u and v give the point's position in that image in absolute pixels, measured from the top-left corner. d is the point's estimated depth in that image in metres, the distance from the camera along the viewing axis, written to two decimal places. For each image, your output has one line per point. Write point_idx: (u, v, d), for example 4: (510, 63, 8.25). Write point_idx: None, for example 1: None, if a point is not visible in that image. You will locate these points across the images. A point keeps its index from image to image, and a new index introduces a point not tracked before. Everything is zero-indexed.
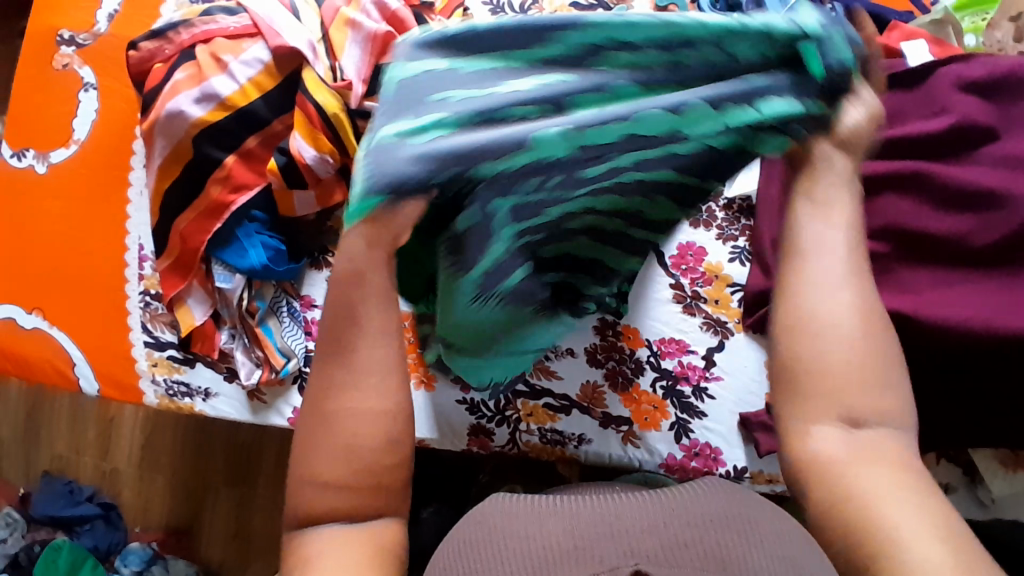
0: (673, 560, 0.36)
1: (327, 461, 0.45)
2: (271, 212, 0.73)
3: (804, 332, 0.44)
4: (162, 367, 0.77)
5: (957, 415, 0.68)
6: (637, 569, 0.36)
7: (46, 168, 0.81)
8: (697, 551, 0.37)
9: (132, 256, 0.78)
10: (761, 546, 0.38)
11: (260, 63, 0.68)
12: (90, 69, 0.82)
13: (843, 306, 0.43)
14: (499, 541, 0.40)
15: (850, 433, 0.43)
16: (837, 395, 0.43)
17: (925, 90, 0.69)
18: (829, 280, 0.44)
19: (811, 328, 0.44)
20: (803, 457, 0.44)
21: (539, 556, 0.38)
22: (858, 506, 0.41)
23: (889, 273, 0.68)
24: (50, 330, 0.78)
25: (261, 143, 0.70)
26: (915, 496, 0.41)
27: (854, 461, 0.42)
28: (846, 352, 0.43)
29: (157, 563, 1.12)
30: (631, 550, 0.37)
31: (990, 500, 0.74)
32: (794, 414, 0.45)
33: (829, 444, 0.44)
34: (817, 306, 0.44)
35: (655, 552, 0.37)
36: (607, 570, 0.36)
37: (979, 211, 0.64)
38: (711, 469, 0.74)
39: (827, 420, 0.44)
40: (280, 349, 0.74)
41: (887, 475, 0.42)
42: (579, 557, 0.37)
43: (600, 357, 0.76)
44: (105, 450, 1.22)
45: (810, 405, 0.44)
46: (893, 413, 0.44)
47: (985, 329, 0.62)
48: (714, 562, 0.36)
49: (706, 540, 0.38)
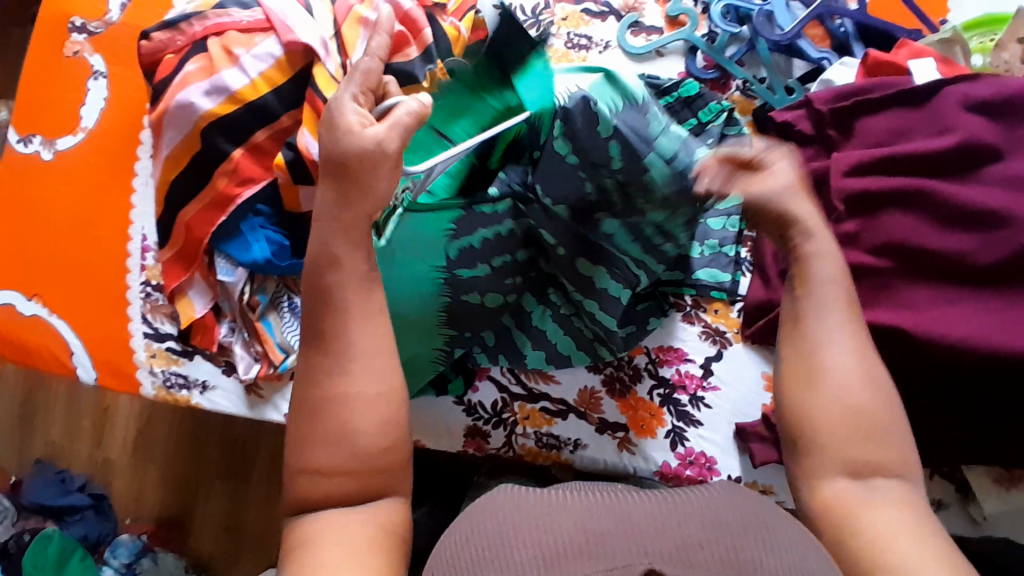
0: (687, 560, 0.37)
1: (337, 447, 0.49)
2: (275, 206, 0.72)
3: (813, 381, 0.52)
4: (160, 358, 0.76)
5: (958, 434, 0.68)
6: (650, 568, 0.36)
7: (53, 155, 0.81)
8: (711, 552, 0.37)
9: (134, 246, 0.78)
10: (774, 551, 0.38)
11: (272, 58, 0.69)
12: (100, 57, 0.82)
13: (842, 364, 0.52)
14: (506, 539, 0.39)
15: (859, 483, 0.50)
16: (846, 445, 0.50)
17: (932, 109, 0.70)
18: (828, 339, 0.53)
19: (817, 372, 0.52)
20: (821, 500, 0.50)
21: (549, 548, 0.38)
22: (876, 547, 0.46)
23: (893, 289, 0.68)
24: (49, 317, 0.78)
25: (270, 137, 0.70)
26: (925, 539, 0.46)
27: (867, 501, 0.49)
28: (851, 396, 0.51)
29: (146, 556, 1.13)
30: (645, 549, 0.37)
31: (983, 517, 0.73)
32: (801, 468, 0.52)
33: (839, 491, 0.50)
34: (826, 367, 0.52)
35: (668, 553, 0.37)
36: (620, 567, 0.36)
37: (983, 230, 0.65)
38: (705, 478, 0.73)
39: (834, 470, 0.50)
40: (278, 344, 0.73)
41: (901, 522, 0.47)
42: (591, 554, 0.37)
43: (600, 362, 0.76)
44: (98, 439, 1.22)
45: (819, 455, 0.51)
46: (893, 464, 0.50)
47: (984, 347, 0.63)
48: (728, 564, 0.37)
49: (720, 543, 0.38)
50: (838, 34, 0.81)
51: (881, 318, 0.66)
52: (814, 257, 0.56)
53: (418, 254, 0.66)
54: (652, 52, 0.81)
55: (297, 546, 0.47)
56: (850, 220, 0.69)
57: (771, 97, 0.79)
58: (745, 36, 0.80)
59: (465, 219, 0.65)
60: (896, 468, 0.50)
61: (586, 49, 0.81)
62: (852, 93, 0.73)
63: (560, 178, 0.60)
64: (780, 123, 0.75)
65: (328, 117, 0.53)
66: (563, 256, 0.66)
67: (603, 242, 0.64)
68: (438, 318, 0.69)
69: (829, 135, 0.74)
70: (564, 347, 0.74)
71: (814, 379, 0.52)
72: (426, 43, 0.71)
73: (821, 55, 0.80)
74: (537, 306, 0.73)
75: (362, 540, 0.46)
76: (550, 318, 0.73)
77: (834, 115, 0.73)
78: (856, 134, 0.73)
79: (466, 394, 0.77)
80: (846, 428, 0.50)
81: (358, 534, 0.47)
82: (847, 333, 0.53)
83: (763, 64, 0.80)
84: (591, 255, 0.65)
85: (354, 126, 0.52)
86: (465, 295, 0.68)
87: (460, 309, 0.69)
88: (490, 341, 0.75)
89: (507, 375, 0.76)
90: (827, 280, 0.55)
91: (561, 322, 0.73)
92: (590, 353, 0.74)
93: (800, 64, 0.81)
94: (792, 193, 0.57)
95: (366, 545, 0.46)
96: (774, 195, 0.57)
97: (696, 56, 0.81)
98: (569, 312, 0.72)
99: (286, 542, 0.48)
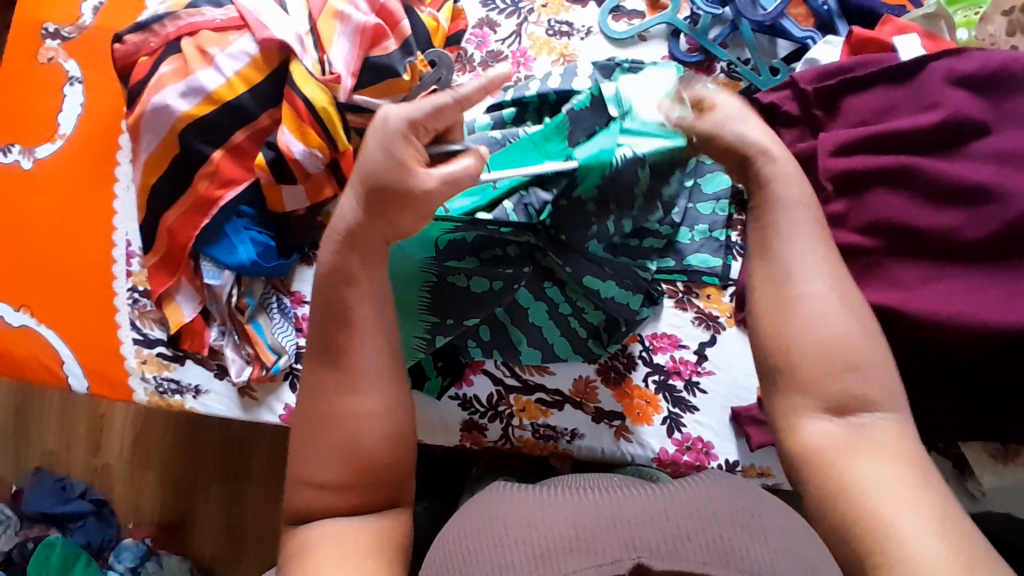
0: (676, 552, 0.37)
1: (331, 446, 0.49)
2: (259, 207, 0.72)
3: (791, 307, 0.51)
4: (151, 364, 0.76)
5: (952, 410, 0.68)
6: (639, 562, 0.36)
7: (33, 164, 0.80)
8: (700, 544, 0.37)
9: (119, 252, 0.77)
10: (766, 542, 0.38)
11: (247, 56, 0.68)
12: (75, 63, 0.81)
13: (815, 297, 0.51)
14: (496, 534, 0.40)
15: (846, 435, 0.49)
16: (832, 378, 0.50)
17: (918, 85, 0.69)
18: (802, 267, 0.52)
19: (794, 299, 0.51)
20: (805, 454, 0.49)
21: (541, 546, 0.38)
22: (862, 504, 0.46)
23: (883, 268, 0.67)
24: (37, 327, 0.77)
25: (249, 137, 0.69)
26: (914, 490, 0.46)
27: (852, 454, 0.48)
28: (835, 342, 0.50)
29: (151, 559, 1.13)
30: (634, 543, 0.37)
31: (981, 492, 0.74)
32: (785, 404, 0.51)
33: (822, 433, 0.49)
34: (802, 301, 0.51)
35: (659, 546, 0.37)
36: (610, 563, 0.36)
37: (971, 206, 0.65)
38: (702, 463, 0.74)
39: (817, 408, 0.50)
40: (270, 346, 0.72)
41: (892, 471, 0.47)
42: (580, 551, 0.37)
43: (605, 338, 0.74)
44: (96, 446, 1.22)
45: (806, 405, 0.50)
46: (877, 399, 0.50)
47: (976, 323, 0.63)
48: (717, 556, 0.37)
49: (709, 534, 0.38)
50: (821, 13, 0.80)
51: (872, 297, 0.66)
52: (782, 182, 0.54)
53: (421, 250, 0.67)
54: (634, 37, 0.80)
55: (295, 552, 0.48)
56: (838, 200, 0.69)
57: (755, 79, 0.78)
58: (728, 17, 0.79)
59: (469, 226, 0.64)
60: (883, 405, 0.50)
61: (567, 36, 0.80)
62: (838, 71, 0.72)
63: (576, 224, 0.64)
64: (767, 105, 0.75)
65: (384, 136, 0.50)
66: (565, 270, 0.69)
67: (606, 265, 0.69)
68: (421, 299, 0.69)
69: (815, 115, 0.73)
70: (560, 349, 0.74)
71: (789, 309, 0.51)
72: (404, 35, 0.70)
73: (805, 34, 0.78)
74: (533, 303, 0.73)
75: (357, 549, 0.46)
76: (551, 315, 0.73)
77: (819, 94, 0.73)
78: (842, 112, 0.72)
79: (443, 393, 0.76)
80: (822, 360, 0.50)
81: (353, 544, 0.47)
82: (823, 267, 0.52)
83: (745, 45, 0.80)
84: (596, 268, 0.68)
85: (411, 164, 0.50)
86: (450, 276, 0.68)
87: (448, 293, 0.69)
88: (485, 336, 0.75)
89: (501, 368, 0.76)
90: (789, 206, 0.53)
91: (556, 321, 0.73)
92: (585, 354, 0.74)
93: (784, 43, 0.81)
94: (739, 117, 0.55)
95: (362, 553, 0.46)
96: (720, 125, 0.55)
97: (679, 39, 0.80)
98: (566, 310, 0.73)
99: (285, 549, 0.49)
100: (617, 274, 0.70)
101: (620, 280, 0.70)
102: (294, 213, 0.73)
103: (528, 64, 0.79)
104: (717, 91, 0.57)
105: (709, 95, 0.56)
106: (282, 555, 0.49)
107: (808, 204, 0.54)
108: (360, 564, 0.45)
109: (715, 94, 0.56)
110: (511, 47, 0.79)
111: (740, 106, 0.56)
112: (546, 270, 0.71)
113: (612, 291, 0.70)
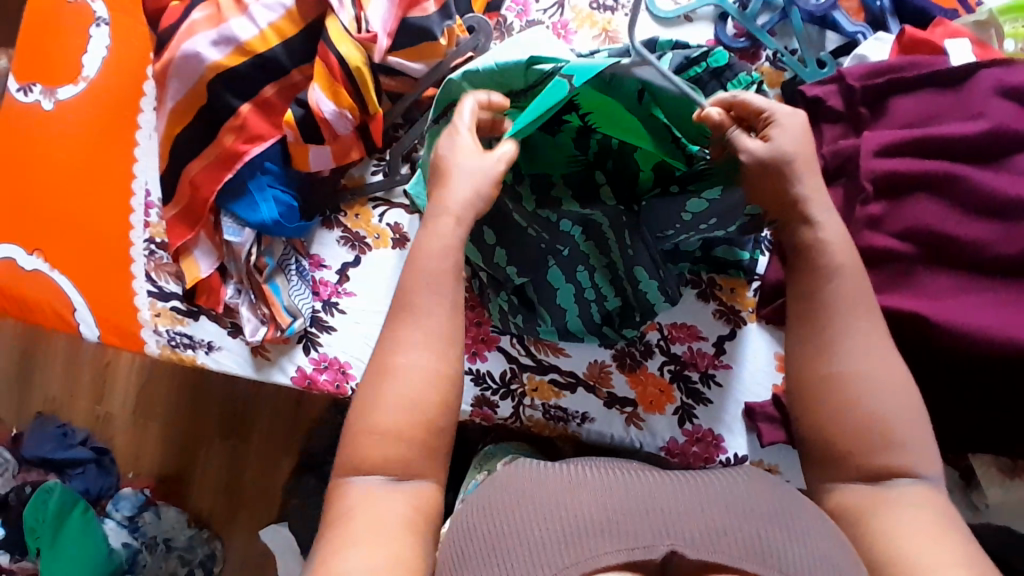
0: (711, 543, 0.41)
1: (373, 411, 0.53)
2: (284, 164, 0.71)
3: (834, 335, 0.55)
4: (165, 317, 0.74)
5: (974, 423, 0.67)
6: (672, 548, 0.41)
7: (53, 105, 0.78)
8: (734, 539, 0.42)
9: (138, 202, 0.76)
10: (807, 547, 0.43)
11: (282, 8, 0.67)
12: (102, 3, 0.79)
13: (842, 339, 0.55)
14: (533, 519, 0.44)
15: (875, 484, 0.52)
16: (873, 425, 0.52)
17: (965, 92, 0.68)
18: (847, 314, 0.56)
19: (835, 342, 0.55)
20: (847, 504, 0.52)
21: (575, 529, 0.42)
22: (893, 538, 0.49)
23: (913, 276, 0.66)
24: (50, 272, 0.76)
25: (278, 92, 0.68)
26: (950, 534, 0.49)
27: (887, 501, 0.51)
28: (867, 382, 0.53)
29: (149, 510, 1.15)
30: (667, 532, 0.42)
31: (983, 504, 0.73)
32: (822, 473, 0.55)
33: (857, 494, 0.52)
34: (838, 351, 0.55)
35: (692, 537, 0.41)
36: (643, 547, 0.41)
37: (1007, 219, 0.63)
38: (711, 455, 0.73)
39: (854, 471, 0.53)
40: (285, 308, 0.71)
41: (922, 519, 0.49)
42: (613, 532, 0.42)
43: (616, 322, 0.73)
44: (100, 394, 1.22)
45: (837, 449, 0.53)
46: (917, 464, 0.52)
47: (1004, 340, 0.61)
48: (754, 553, 0.41)
49: (744, 530, 0.42)
50: (873, 8, 0.77)
51: (901, 305, 0.65)
52: (821, 249, 0.57)
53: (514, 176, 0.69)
54: (680, 17, 0.78)
55: (340, 514, 0.51)
56: (876, 202, 0.67)
57: (801, 70, 0.76)
58: (778, 4, 0.77)
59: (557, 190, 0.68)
60: (916, 450, 0.52)
61: (612, 11, 0.77)
62: (885, 70, 0.70)
63: (661, 220, 0.65)
64: (811, 99, 0.72)
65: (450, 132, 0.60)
66: (617, 263, 0.70)
67: (665, 273, 0.68)
68: (484, 219, 0.69)
69: (860, 113, 0.71)
70: (576, 327, 0.72)
71: (824, 355, 0.55)
72: None
73: (856, 28, 0.76)
74: (563, 283, 0.71)
75: (405, 520, 0.50)
76: (582, 300, 0.72)
77: (865, 92, 0.70)
78: (887, 112, 0.70)
79: None
80: (863, 421, 0.53)
81: (402, 516, 0.50)
82: (854, 307, 0.56)
83: (794, 34, 0.77)
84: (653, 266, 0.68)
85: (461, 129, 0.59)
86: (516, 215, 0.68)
87: (508, 227, 0.69)
88: (514, 300, 0.73)
89: (516, 347, 0.75)
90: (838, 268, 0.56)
91: (581, 300, 0.71)
92: (600, 337, 0.73)
93: (833, 36, 0.78)
94: (805, 162, 0.58)
95: (410, 527, 0.50)
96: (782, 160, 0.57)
97: (726, 24, 0.77)
98: (589, 295, 0.72)
99: (331, 507, 0.52)
100: (671, 284, 0.69)
101: (665, 287, 0.69)
102: (318, 174, 0.72)
103: (567, 37, 0.77)
104: (788, 125, 0.58)
105: (776, 131, 0.58)
106: (328, 513, 0.52)
107: (852, 270, 0.57)
108: (404, 537, 0.49)
109: (786, 137, 0.58)
110: (551, 19, 0.77)
111: (800, 145, 0.58)
112: (591, 252, 0.71)
113: (644, 279, 0.68)
